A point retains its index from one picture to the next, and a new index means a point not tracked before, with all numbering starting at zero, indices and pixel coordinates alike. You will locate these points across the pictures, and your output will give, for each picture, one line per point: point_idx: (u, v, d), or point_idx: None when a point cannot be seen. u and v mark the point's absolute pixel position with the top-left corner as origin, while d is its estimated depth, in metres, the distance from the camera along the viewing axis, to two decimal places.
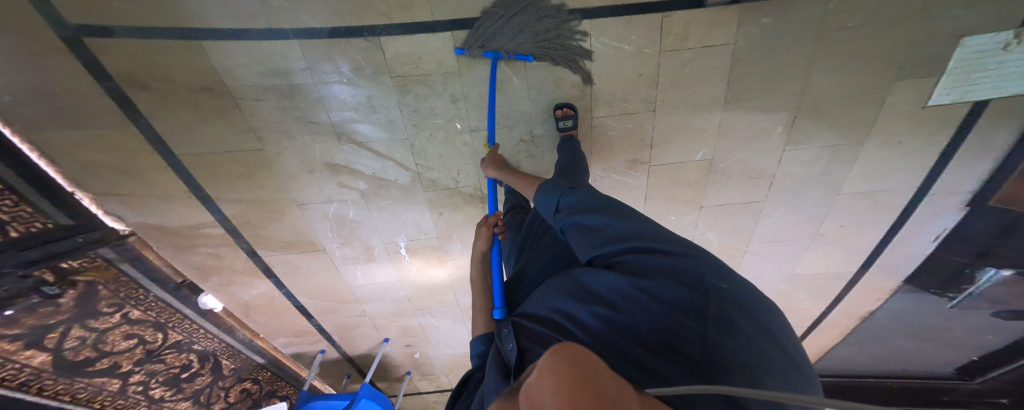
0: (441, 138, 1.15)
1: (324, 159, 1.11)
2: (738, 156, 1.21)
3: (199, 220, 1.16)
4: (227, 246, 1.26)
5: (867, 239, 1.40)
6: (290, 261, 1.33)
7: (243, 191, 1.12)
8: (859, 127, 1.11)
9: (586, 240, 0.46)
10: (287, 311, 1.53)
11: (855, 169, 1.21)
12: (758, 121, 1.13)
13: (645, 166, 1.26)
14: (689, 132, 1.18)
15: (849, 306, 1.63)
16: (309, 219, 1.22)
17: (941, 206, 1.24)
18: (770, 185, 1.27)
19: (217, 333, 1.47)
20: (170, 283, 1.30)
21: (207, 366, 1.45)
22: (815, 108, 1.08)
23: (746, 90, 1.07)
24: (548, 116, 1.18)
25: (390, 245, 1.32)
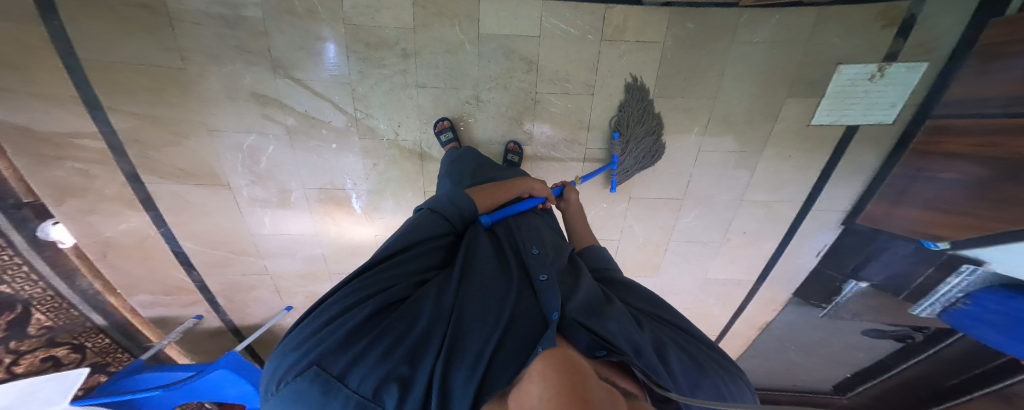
0: (386, 88, 1.16)
1: (254, 89, 1.05)
2: (663, 151, 1.32)
3: (76, 127, 0.97)
4: (104, 166, 1.03)
5: (764, 249, 1.59)
6: (181, 194, 1.13)
7: (146, 105, 1.00)
8: (755, 141, 1.29)
9: (651, 310, 0.57)
10: (163, 260, 1.22)
11: (755, 177, 1.38)
12: (682, 120, 1.26)
13: (582, 147, 1.32)
14: (626, 120, 1.23)
15: (750, 316, 1.78)
16: (217, 149, 1.10)
17: (824, 222, 1.46)
18: (688, 184, 1.40)
19: (45, 277, 1.04)
20: (12, 199, 0.96)
21: (7, 318, 0.97)
22: (725, 117, 1.25)
23: (672, 87, 1.21)
24: (496, 84, 1.21)
25: (313, 191, 1.25)
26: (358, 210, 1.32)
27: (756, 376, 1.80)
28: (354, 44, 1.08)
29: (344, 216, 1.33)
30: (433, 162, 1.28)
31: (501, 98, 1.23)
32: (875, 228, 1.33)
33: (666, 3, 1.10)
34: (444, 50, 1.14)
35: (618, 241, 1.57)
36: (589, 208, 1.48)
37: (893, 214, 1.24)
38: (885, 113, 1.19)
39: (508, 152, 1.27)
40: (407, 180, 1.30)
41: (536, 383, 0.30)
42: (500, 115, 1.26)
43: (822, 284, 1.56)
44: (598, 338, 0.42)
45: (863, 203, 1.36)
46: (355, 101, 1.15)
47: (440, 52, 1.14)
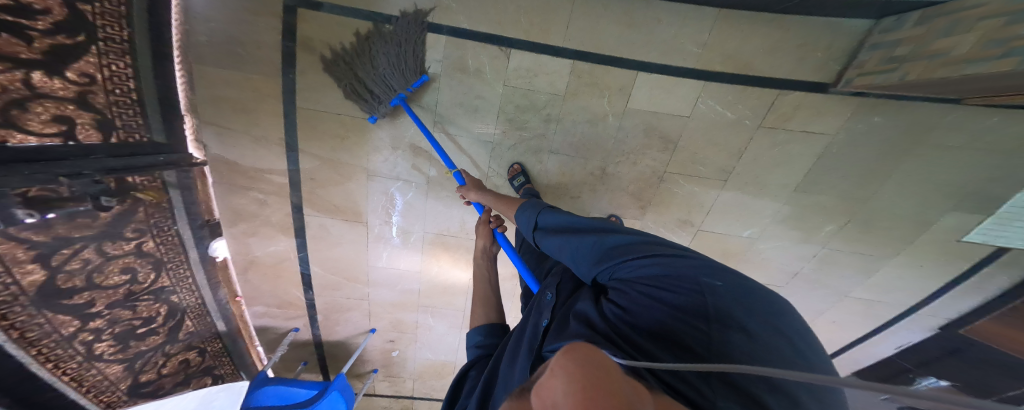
0: (520, 150, 1.19)
1: (413, 141, 1.14)
2: (778, 243, 1.34)
3: (270, 166, 1.11)
4: (277, 197, 1.17)
5: (843, 336, 1.53)
6: (327, 226, 1.24)
7: (329, 150, 1.12)
8: (893, 245, 1.27)
9: (586, 262, 0.55)
10: (289, 278, 1.33)
11: (870, 279, 1.36)
12: (814, 219, 1.27)
13: (693, 228, 1.35)
14: (744, 210, 1.28)
15: None
16: (369, 191, 1.20)
17: (917, 324, 1.41)
18: (794, 275, 1.40)
19: (202, 286, 1.18)
20: (201, 219, 1.12)
21: (168, 325, 1.12)
22: (865, 222, 1.24)
23: (816, 183, 1.20)
24: (626, 159, 1.23)
25: (429, 235, 1.31)
26: (462, 257, 1.37)
27: None
28: (506, 104, 1.11)
29: (449, 260, 1.38)
30: None
31: (626, 173, 1.25)
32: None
33: (858, 92, 1.05)
34: (585, 120, 1.15)
35: None
36: None
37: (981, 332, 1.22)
38: None
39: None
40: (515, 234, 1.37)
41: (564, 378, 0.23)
42: (619, 188, 1.28)
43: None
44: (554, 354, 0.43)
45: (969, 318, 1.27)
46: (491, 158, 1.19)
47: (579, 122, 1.15)
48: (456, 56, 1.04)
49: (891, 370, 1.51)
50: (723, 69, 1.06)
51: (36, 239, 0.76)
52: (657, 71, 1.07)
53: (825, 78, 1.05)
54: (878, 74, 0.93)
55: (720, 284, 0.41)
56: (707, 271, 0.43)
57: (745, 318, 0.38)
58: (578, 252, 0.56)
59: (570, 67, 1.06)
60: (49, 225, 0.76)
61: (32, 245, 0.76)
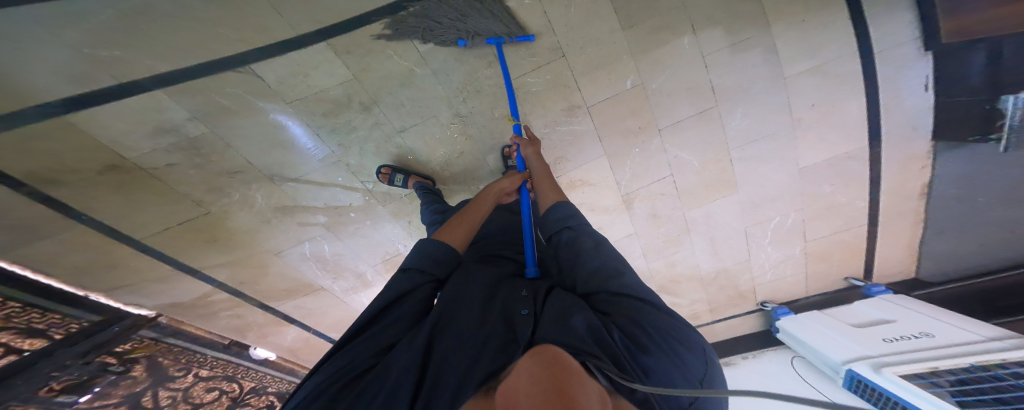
0: (373, 148, 1.19)
1: (270, 203, 1.20)
2: (666, 73, 1.23)
3: (201, 291, 1.30)
4: (240, 307, 1.42)
5: (851, 110, 1.30)
6: (303, 305, 1.53)
7: (221, 253, 1.24)
8: (756, 19, 1.15)
9: (607, 277, 0.58)
10: (324, 346, 1.74)
11: (782, 53, 1.20)
12: (664, 40, 1.17)
13: (583, 109, 1.28)
14: (607, 67, 1.21)
15: (897, 183, 1.42)
16: (293, 263, 1.36)
17: (900, 58, 1.18)
18: (713, 91, 1.26)
19: (283, 375, 1.74)
20: (219, 344, 1.47)
21: (279, 407, 1.73)
22: (709, 19, 1.15)
23: (637, 16, 1.13)
24: (467, 93, 1.17)
25: (378, 265, 1.45)
26: None
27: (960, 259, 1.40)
28: (324, 118, 1.09)
29: None
30: (456, 193, 1.39)
31: (480, 104, 1.20)
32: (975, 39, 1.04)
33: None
34: (397, 83, 1.09)
35: (672, 177, 1.42)
36: (625, 160, 1.38)
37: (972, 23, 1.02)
38: None
39: (507, 158, 1.28)
40: None
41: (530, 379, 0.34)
42: (488, 120, 1.23)
43: (958, 114, 1.20)
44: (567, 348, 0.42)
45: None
46: (354, 174, 1.22)
47: (396, 91, 1.10)
48: (203, 106, 0.96)
49: (957, 113, 1.20)
50: None
51: (114, 401, 1.16)
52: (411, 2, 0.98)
53: None
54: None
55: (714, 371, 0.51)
56: (708, 355, 0.52)
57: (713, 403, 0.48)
58: (603, 267, 0.60)
59: (328, 46, 0.97)
60: (107, 392, 1.14)
61: (116, 404, 1.16)
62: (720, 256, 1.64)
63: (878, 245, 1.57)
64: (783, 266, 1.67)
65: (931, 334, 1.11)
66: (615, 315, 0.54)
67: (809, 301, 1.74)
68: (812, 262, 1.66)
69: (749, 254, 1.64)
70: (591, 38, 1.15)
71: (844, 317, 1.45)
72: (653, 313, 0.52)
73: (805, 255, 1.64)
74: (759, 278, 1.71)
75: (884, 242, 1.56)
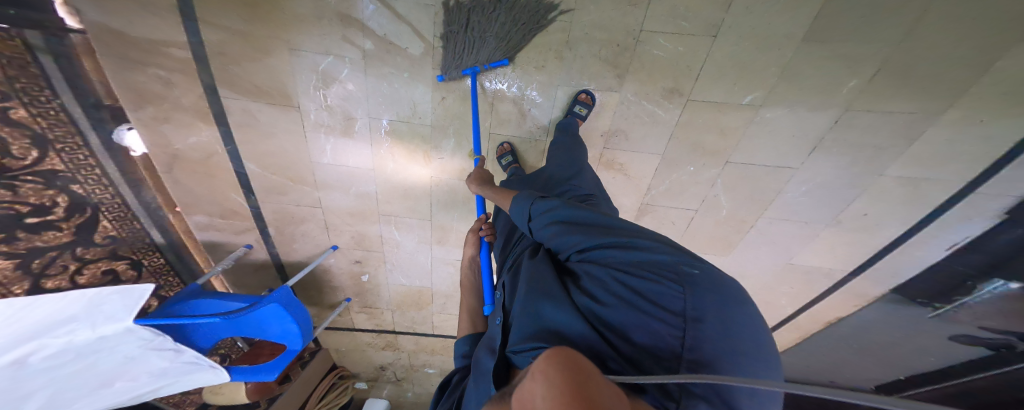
0: (468, 16, 1.06)
1: (338, 8, 1.03)
2: (788, 108, 1.13)
3: (167, 37, 1.03)
4: (184, 76, 1.10)
5: (882, 234, 1.35)
6: (251, 112, 1.17)
7: (241, 21, 1.03)
8: (946, 98, 1.05)
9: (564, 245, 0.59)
10: (225, 179, 1.31)
11: (911, 147, 1.14)
12: (831, 72, 1.06)
13: (682, 98, 1.17)
14: (747, 68, 1.09)
15: (819, 311, 1.64)
16: (296, 69, 1.10)
17: (980, 210, 1.18)
18: (811, 150, 1.20)
19: (114, 183, 1.13)
20: (95, 100, 1.05)
21: (75, 222, 1.06)
22: (904, 67, 1.02)
23: (833, 28, 1.01)
24: (595, 19, 1.06)
25: (376, 122, 1.20)
26: (410, 147, 1.27)
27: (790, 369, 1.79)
28: None
29: (404, 153, 1.29)
30: (504, 101, 1.20)
31: (594, 33, 1.08)
32: None
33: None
34: None
35: (695, 212, 1.44)
36: (672, 171, 1.34)
37: None
38: None
39: (577, 103, 1.17)
40: (474, 120, 1.23)
41: (542, 379, 0.29)
42: (589, 55, 1.11)
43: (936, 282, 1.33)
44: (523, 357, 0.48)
45: None
46: (435, 25, 1.07)
47: None
48: None
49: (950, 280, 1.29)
50: None
51: None
52: None
53: None
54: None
55: (697, 271, 0.44)
56: (684, 261, 0.46)
57: (713, 309, 0.40)
58: (562, 243, 0.60)
59: None
60: None
61: None
62: None
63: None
64: None
65: None
66: (584, 279, 0.54)
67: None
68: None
69: None
70: (770, 35, 1.04)
71: None
72: (613, 261, 0.51)
73: None
74: None
75: None
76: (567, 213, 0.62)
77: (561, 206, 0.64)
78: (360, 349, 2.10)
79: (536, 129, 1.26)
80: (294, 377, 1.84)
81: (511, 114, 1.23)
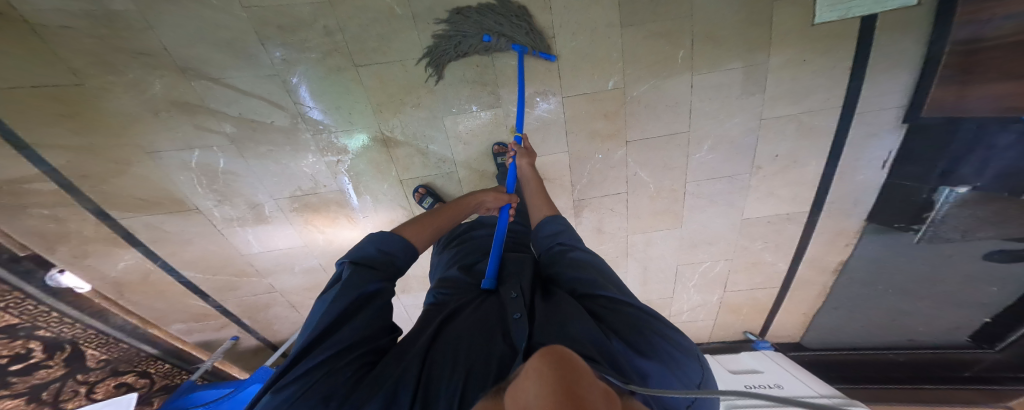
0: (324, 74, 1.10)
1: (169, 96, 1.04)
2: (650, 83, 1.20)
3: (19, 173, 1.02)
4: (67, 207, 1.10)
5: (807, 172, 1.33)
6: (156, 225, 1.21)
7: (72, 134, 1.02)
8: (761, 48, 1.13)
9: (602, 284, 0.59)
10: (175, 291, 1.35)
11: (769, 90, 1.19)
12: (660, 47, 1.15)
13: (556, 97, 1.24)
14: (593, 59, 1.18)
15: (815, 258, 1.54)
16: (168, 171, 1.13)
17: (877, 125, 1.19)
18: (690, 112, 1.24)
19: (78, 317, 1.18)
20: (9, 253, 1.06)
21: (61, 357, 1.15)
22: (709, 34, 1.12)
23: (639, 12, 1.11)
24: (445, 51, 1.14)
25: (283, 200, 1.25)
26: (341, 213, 1.34)
27: (846, 334, 1.65)
28: (265, 28, 1.01)
29: (327, 222, 1.34)
30: (399, 146, 1.26)
31: (448, 61, 1.16)
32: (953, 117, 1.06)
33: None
34: (374, 21, 1.06)
35: (626, 194, 1.43)
36: (586, 163, 1.37)
37: (973, 94, 0.99)
38: None
39: (497, 155, 1.31)
40: (378, 172, 1.29)
41: (535, 378, 0.27)
42: (459, 81, 1.20)
43: (901, 198, 1.27)
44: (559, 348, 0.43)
45: (920, 94, 1.11)
46: (288, 92, 1.10)
47: (365, 22, 1.06)
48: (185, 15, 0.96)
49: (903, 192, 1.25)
50: None
51: None
52: None
53: None
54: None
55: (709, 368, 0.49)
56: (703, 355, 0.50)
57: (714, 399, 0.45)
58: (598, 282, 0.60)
59: None
60: None
61: None
62: (648, 286, 1.71)
63: (781, 308, 1.73)
64: (698, 310, 1.80)
65: (779, 386, 1.30)
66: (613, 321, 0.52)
67: (708, 347, 1.92)
68: (724, 312, 1.80)
69: (674, 292, 1.74)
70: (600, 21, 1.13)
71: (726, 363, 1.65)
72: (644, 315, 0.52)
73: (720, 304, 1.77)
74: (674, 317, 1.83)
75: (784, 311, 1.74)
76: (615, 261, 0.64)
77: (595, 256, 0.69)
78: None
79: (444, 162, 1.33)
80: None
81: (412, 156, 1.30)
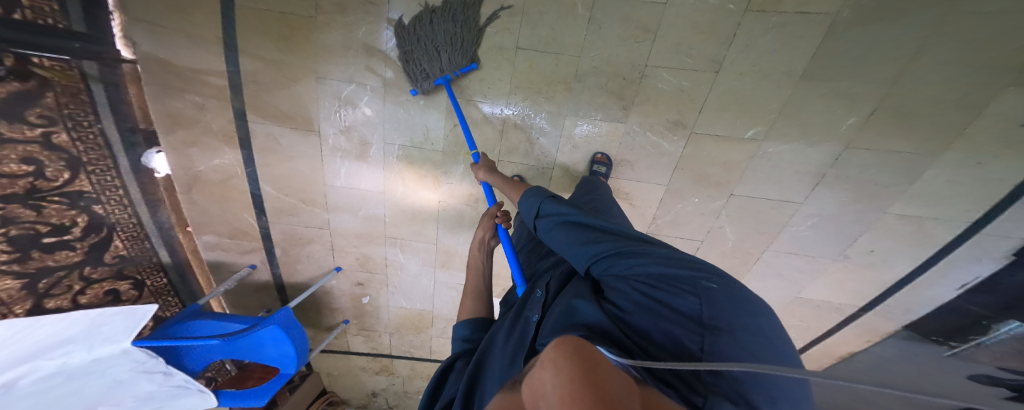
0: (485, 48, 1.16)
1: (365, 40, 1.13)
2: (790, 144, 1.18)
3: (208, 66, 1.10)
4: (218, 103, 1.15)
5: (890, 273, 1.33)
6: (274, 136, 1.21)
7: (275, 50, 1.11)
8: (939, 138, 1.09)
9: (579, 250, 0.57)
10: (239, 200, 1.31)
11: (913, 186, 1.17)
12: (833, 109, 1.11)
13: (686, 131, 1.22)
14: (745, 105, 1.16)
15: (834, 344, 1.56)
16: (319, 95, 1.17)
17: (987, 251, 1.19)
18: (813, 186, 1.23)
19: (136, 204, 1.16)
20: (132, 124, 1.10)
21: (90, 241, 1.06)
22: (895, 110, 1.08)
23: (832, 67, 1.07)
24: (614, 53, 1.14)
25: (394, 147, 1.26)
26: (427, 172, 1.31)
27: None
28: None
29: (414, 177, 1.32)
30: (516, 128, 1.25)
31: (602, 68, 1.16)
32: None
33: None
34: (559, 15, 1.11)
35: (700, 243, 1.40)
36: (678, 202, 1.33)
37: None
38: None
39: (595, 163, 1.26)
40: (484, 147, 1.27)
41: (553, 367, 0.24)
42: (598, 87, 1.18)
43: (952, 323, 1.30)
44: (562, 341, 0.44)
45: None
46: (444, 56, 1.11)
47: (551, 11, 1.11)
48: None
49: (962, 320, 1.26)
50: None
51: None
52: None
53: None
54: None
55: (715, 286, 0.41)
56: (709, 275, 0.43)
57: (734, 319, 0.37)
58: (575, 252, 0.57)
59: None
60: None
61: None
62: None
63: None
64: None
65: None
66: (608, 291, 0.50)
67: None
68: None
69: None
70: (780, 70, 1.10)
71: None
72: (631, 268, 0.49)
73: None
74: None
75: None
76: (576, 220, 0.60)
77: (564, 215, 0.62)
78: (353, 373, 2.02)
79: (546, 157, 1.29)
80: (282, 401, 1.74)
81: (520, 141, 1.27)
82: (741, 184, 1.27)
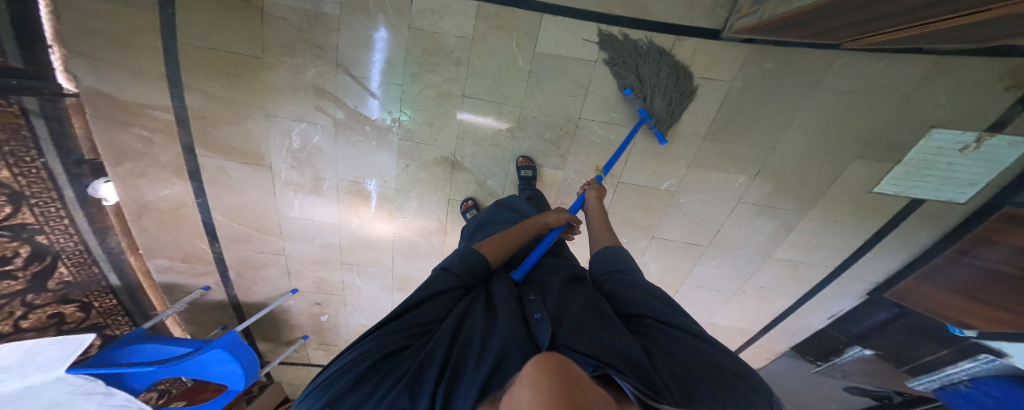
0: (432, 94, 1.25)
1: (315, 83, 1.18)
2: (699, 195, 1.38)
3: (153, 102, 1.12)
4: (165, 136, 1.17)
5: (777, 305, 1.59)
6: (225, 170, 1.26)
7: (223, 89, 1.14)
8: (811, 199, 1.33)
9: (645, 302, 0.53)
10: (190, 227, 1.34)
11: (793, 236, 1.41)
12: (730, 168, 1.32)
13: (613, 180, 1.39)
14: (659, 158, 1.34)
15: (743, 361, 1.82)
16: (269, 132, 1.23)
17: (848, 290, 1.46)
18: (715, 233, 1.45)
19: (82, 231, 1.16)
20: (77, 156, 1.11)
21: (33, 270, 1.06)
22: (775, 175, 1.31)
23: (728, 131, 1.26)
24: (553, 101, 1.27)
25: (344, 182, 1.34)
26: (381, 206, 1.40)
27: None
28: (411, 47, 1.18)
29: (368, 211, 1.40)
30: (462, 171, 1.37)
31: (542, 118, 1.30)
32: (901, 305, 1.33)
33: (748, 39, 1.14)
34: (501, 65, 1.22)
35: None
36: None
37: (919, 293, 1.27)
38: (961, 191, 1.17)
39: (520, 167, 1.33)
40: (434, 184, 1.38)
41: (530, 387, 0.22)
42: (537, 134, 1.32)
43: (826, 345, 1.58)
44: (585, 354, 0.39)
45: (898, 279, 1.35)
46: (400, 104, 1.25)
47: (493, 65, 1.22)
48: (356, 17, 1.13)
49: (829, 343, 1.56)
50: (622, 14, 1.16)
51: None
52: (560, 13, 1.17)
53: (715, 24, 1.15)
54: (749, 16, 1.06)
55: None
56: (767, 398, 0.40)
57: None
58: (638, 301, 0.54)
59: (475, 10, 1.16)
60: None
61: None
62: None
63: None
64: None
65: None
66: (652, 342, 0.46)
67: None
68: None
69: None
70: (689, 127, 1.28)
71: None
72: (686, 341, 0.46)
73: None
74: None
75: None
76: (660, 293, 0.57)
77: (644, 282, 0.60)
78: None
79: (493, 197, 1.41)
80: None
81: (468, 183, 1.39)
82: (659, 228, 1.47)
